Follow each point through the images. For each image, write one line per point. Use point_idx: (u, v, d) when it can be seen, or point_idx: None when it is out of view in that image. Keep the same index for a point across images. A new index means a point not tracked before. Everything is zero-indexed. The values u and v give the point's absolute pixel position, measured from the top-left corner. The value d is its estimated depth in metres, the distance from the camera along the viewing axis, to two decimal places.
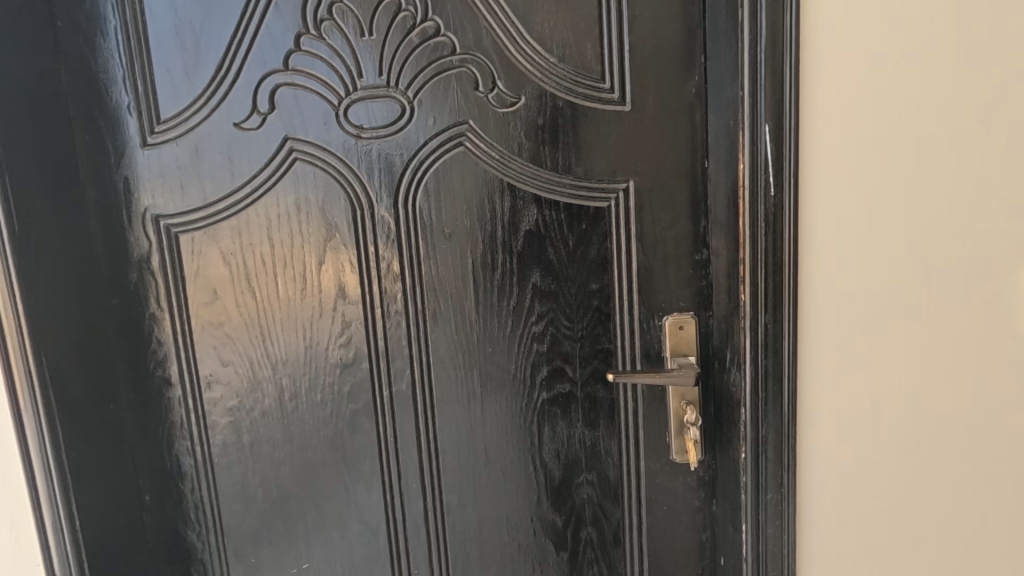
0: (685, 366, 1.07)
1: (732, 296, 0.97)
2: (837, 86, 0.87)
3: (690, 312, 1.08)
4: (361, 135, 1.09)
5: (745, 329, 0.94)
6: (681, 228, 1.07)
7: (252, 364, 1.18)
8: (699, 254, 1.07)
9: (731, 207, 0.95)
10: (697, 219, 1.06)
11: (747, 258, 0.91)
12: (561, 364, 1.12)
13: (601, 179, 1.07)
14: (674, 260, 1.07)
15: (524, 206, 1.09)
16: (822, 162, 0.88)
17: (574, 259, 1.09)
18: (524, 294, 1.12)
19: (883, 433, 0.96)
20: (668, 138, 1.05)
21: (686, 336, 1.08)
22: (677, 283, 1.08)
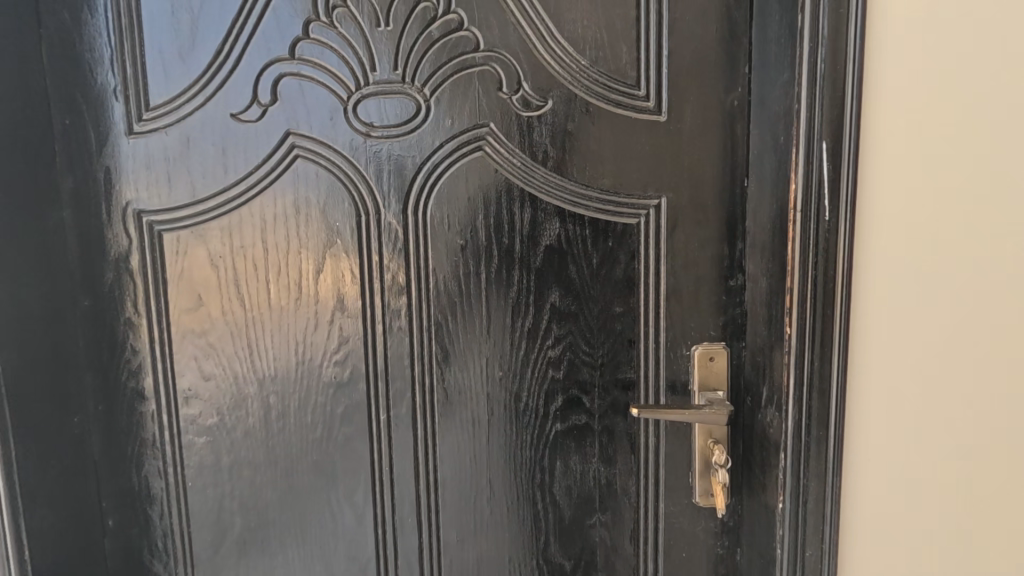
0: (716, 402, 0.98)
1: (774, 329, 0.89)
2: (904, 102, 0.79)
3: (722, 343, 0.99)
4: (371, 133, 1.00)
5: (788, 365, 0.85)
6: (716, 249, 0.98)
7: (236, 379, 1.07)
8: (734, 279, 0.98)
9: (778, 231, 0.87)
10: (734, 240, 0.97)
11: (795, 287, 0.83)
12: (578, 394, 1.03)
13: (632, 193, 0.98)
14: (705, 285, 0.99)
15: (546, 219, 1.00)
16: (877, 190, 0.81)
17: (597, 278, 1.01)
18: (541, 315, 1.02)
19: (942, 491, 0.85)
20: (705, 152, 0.97)
21: (717, 369, 0.99)
22: (708, 309, 0.99)
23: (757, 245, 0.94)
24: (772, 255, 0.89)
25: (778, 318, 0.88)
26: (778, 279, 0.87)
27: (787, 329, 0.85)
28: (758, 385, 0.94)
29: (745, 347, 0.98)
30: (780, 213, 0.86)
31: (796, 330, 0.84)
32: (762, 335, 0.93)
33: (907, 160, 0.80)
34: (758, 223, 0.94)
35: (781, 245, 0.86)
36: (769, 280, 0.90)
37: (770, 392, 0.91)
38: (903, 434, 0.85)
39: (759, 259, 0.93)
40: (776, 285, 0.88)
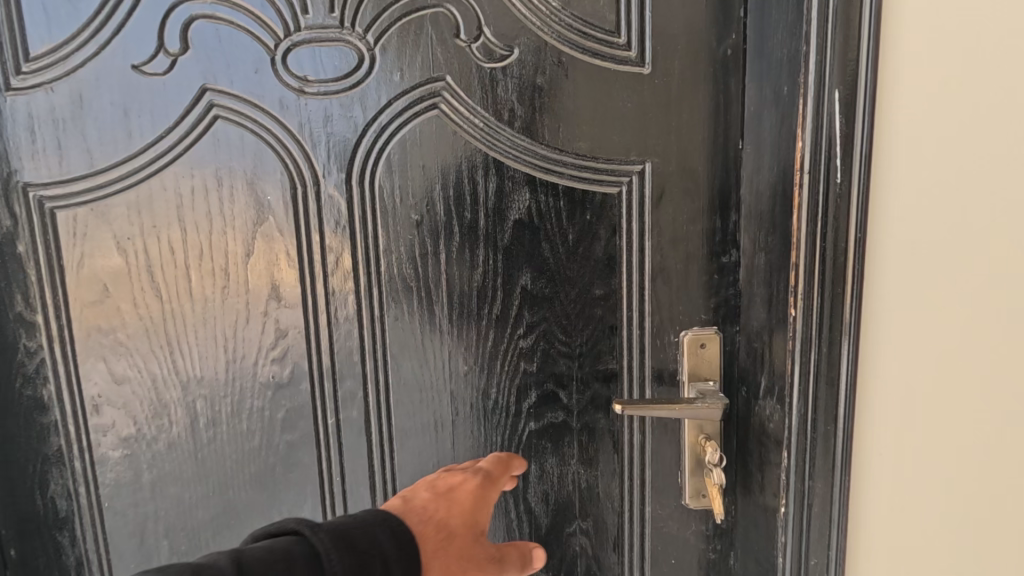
0: (709, 394, 0.87)
1: (775, 310, 0.78)
2: (948, 28, 0.63)
3: (715, 328, 0.88)
4: (305, 90, 0.84)
5: (793, 351, 0.75)
6: (708, 223, 0.86)
7: (155, 382, 0.91)
8: (728, 256, 0.87)
9: (780, 198, 0.76)
10: (727, 212, 0.86)
11: (802, 261, 0.73)
12: (554, 388, 0.91)
13: (612, 158, 0.86)
14: (695, 263, 0.87)
15: (514, 189, 0.87)
16: (896, 160, 0.68)
17: (574, 257, 0.88)
18: (511, 300, 0.89)
19: (994, 509, 0.69)
20: (695, 111, 0.84)
21: (709, 357, 0.88)
22: (698, 290, 0.88)
23: (753, 217, 0.82)
24: (772, 227, 0.78)
25: (781, 299, 0.77)
26: (780, 254, 0.76)
27: (792, 310, 0.75)
28: (756, 374, 0.84)
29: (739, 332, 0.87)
30: (784, 177, 0.75)
31: (801, 310, 0.74)
32: (760, 318, 0.82)
33: (940, 119, 0.65)
34: (754, 191, 0.82)
35: (784, 215, 0.75)
36: (768, 255, 0.79)
37: (770, 380, 0.80)
38: (925, 452, 0.72)
39: (756, 231, 0.82)
40: (777, 260, 0.77)
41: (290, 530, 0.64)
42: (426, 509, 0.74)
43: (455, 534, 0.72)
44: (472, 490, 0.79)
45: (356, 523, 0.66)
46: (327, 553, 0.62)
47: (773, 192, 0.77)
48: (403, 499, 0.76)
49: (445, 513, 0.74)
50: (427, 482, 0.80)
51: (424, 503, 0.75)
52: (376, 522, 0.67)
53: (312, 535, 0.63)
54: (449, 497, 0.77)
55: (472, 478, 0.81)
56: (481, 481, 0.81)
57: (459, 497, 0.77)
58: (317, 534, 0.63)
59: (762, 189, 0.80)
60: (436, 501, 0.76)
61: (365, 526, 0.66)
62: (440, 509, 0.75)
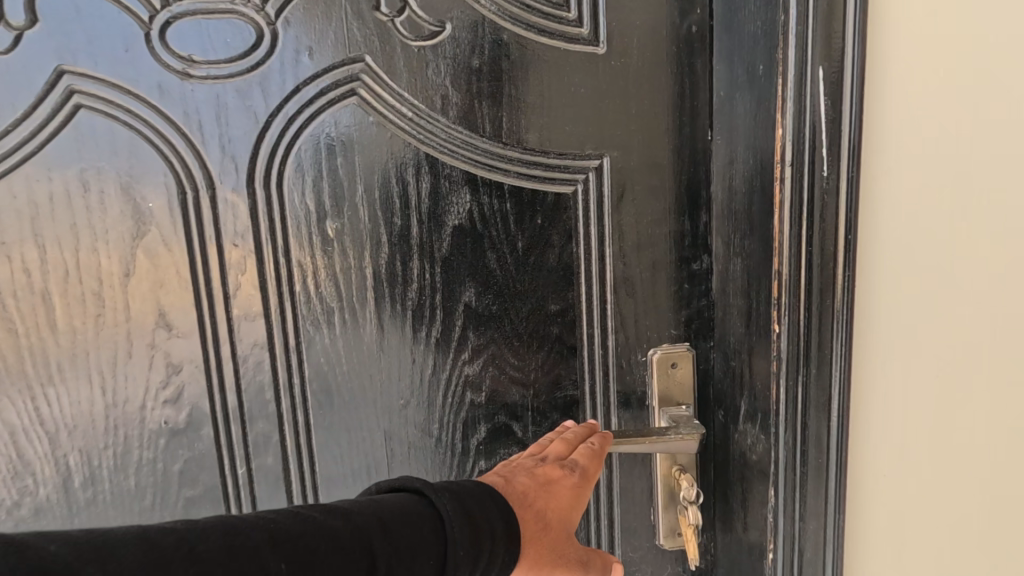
0: (682, 421, 0.76)
1: (754, 326, 0.67)
2: None
3: (686, 345, 0.77)
4: (190, 73, 0.69)
5: (776, 373, 0.65)
6: (675, 225, 0.75)
7: (14, 435, 0.74)
8: (698, 264, 0.76)
9: (756, 197, 0.65)
10: (696, 212, 0.75)
11: (784, 271, 0.62)
12: (506, 420, 0.78)
13: (565, 152, 0.74)
14: (661, 272, 0.76)
15: (451, 189, 0.74)
16: (901, 137, 0.57)
17: (525, 267, 0.76)
18: (453, 319, 0.76)
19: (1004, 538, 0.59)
20: (658, 97, 0.73)
21: (681, 378, 0.77)
22: (667, 302, 0.77)
23: (726, 219, 0.72)
24: (747, 230, 0.67)
25: (759, 313, 0.66)
26: (759, 260, 0.66)
27: (774, 325, 0.64)
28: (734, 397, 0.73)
29: (714, 349, 0.76)
30: (761, 172, 0.64)
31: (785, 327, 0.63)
32: (736, 334, 0.71)
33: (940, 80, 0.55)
34: (725, 189, 0.71)
35: (763, 215, 0.64)
36: (744, 263, 0.69)
37: (750, 405, 0.70)
38: (925, 472, 0.62)
39: (729, 235, 0.71)
40: (755, 268, 0.66)
41: (413, 487, 0.52)
42: (527, 496, 0.59)
43: (549, 534, 0.59)
44: (573, 492, 0.62)
45: (471, 492, 0.54)
46: (450, 522, 0.50)
47: (747, 190, 0.67)
48: (504, 479, 0.61)
49: (546, 507, 0.60)
50: (522, 464, 0.65)
51: (525, 489, 0.60)
52: (490, 501, 0.54)
53: (435, 498, 0.51)
54: (551, 489, 0.61)
55: (579, 477, 0.64)
56: (581, 479, 0.64)
57: (560, 492, 0.62)
58: (441, 499, 0.51)
59: (735, 187, 0.69)
60: (535, 491, 0.60)
61: (476, 497, 0.54)
62: (539, 502, 0.60)
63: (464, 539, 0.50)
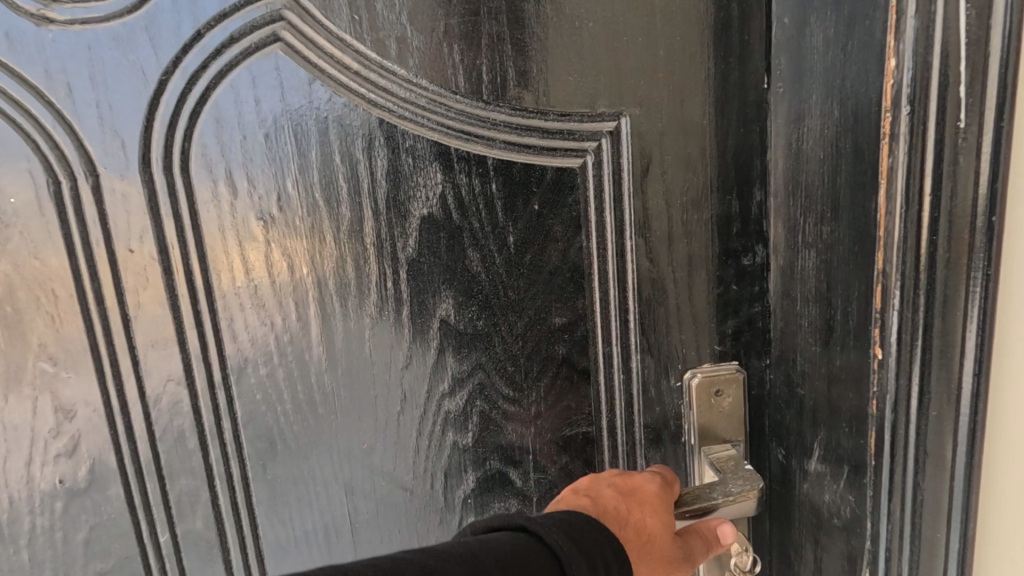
0: (729, 468, 0.57)
1: (839, 347, 0.48)
2: None
3: (735, 365, 0.59)
4: (49, 16, 0.50)
5: (875, 416, 0.45)
6: (718, 207, 0.56)
7: None
8: (749, 258, 0.57)
9: (844, 162, 0.45)
10: (747, 190, 0.56)
11: (904, 266, 0.41)
12: (501, 465, 0.61)
13: (568, 113, 0.55)
14: (700, 270, 0.58)
15: (416, 168, 0.55)
16: None
17: (519, 270, 0.57)
18: (428, 340, 0.58)
19: None
20: (695, 30, 0.53)
21: (726, 408, 0.59)
22: (708, 310, 0.58)
23: (791, 196, 0.52)
24: (830, 211, 0.47)
25: (848, 328, 0.47)
26: (853, 253, 0.45)
27: (876, 348, 0.44)
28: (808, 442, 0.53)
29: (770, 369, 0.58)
30: (860, 122, 0.43)
31: (893, 350, 0.42)
32: (812, 355, 0.51)
33: None
34: (788, 155, 0.52)
35: (858, 188, 0.44)
36: (826, 257, 0.48)
37: (830, 453, 0.51)
38: None
39: (798, 219, 0.51)
40: (844, 265, 0.46)
41: (513, 524, 0.44)
42: (621, 513, 0.50)
43: (653, 548, 0.49)
44: (665, 498, 0.52)
45: (573, 523, 0.45)
46: (567, 559, 0.42)
47: (829, 153, 0.47)
48: (587, 499, 0.51)
49: (644, 518, 0.50)
50: (595, 481, 0.54)
51: (614, 504, 0.50)
52: (592, 530, 0.45)
53: (543, 532, 0.43)
54: (643, 499, 0.51)
55: (664, 480, 0.54)
56: (667, 484, 0.54)
57: (654, 504, 0.51)
58: (550, 533, 0.43)
59: (811, 151, 0.49)
60: (628, 508, 0.50)
61: (578, 525, 0.45)
62: (635, 515, 0.50)
63: None
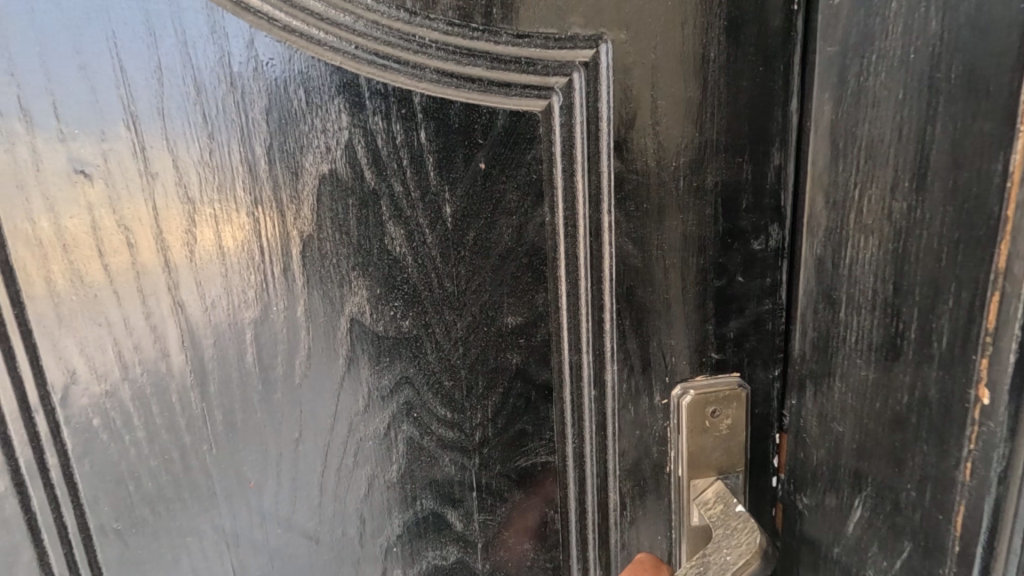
0: (717, 520, 0.45)
1: (907, 378, 0.36)
2: None
3: (736, 378, 0.46)
4: None
5: (969, 484, 0.34)
6: (726, 173, 0.42)
7: None
8: (760, 241, 0.44)
9: (943, 101, 0.32)
10: (763, 150, 0.42)
11: None
12: (437, 505, 0.47)
13: (526, 34, 0.39)
14: (699, 256, 0.44)
15: (310, 105, 0.38)
16: None
17: (458, 253, 0.42)
18: (334, 346, 0.43)
19: None
20: None
21: (722, 432, 0.47)
22: (706, 308, 0.45)
23: (841, 157, 0.39)
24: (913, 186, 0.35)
25: (929, 352, 0.35)
26: (950, 244, 0.33)
27: (983, 391, 0.32)
28: (851, 490, 0.41)
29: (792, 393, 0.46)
30: (982, 37, 0.30)
31: (1006, 393, 0.31)
32: (862, 383, 0.39)
33: None
34: (842, 100, 0.38)
35: (967, 139, 0.31)
36: (897, 249, 0.36)
37: (879, 517, 0.39)
38: None
39: (854, 189, 0.38)
40: (929, 257, 0.34)
41: None
42: None
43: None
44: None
45: None
46: None
47: (917, 91, 0.34)
48: None
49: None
50: None
51: None
52: None
53: None
54: None
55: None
56: None
57: None
58: None
59: (885, 90, 0.35)
60: None
61: None
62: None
63: None
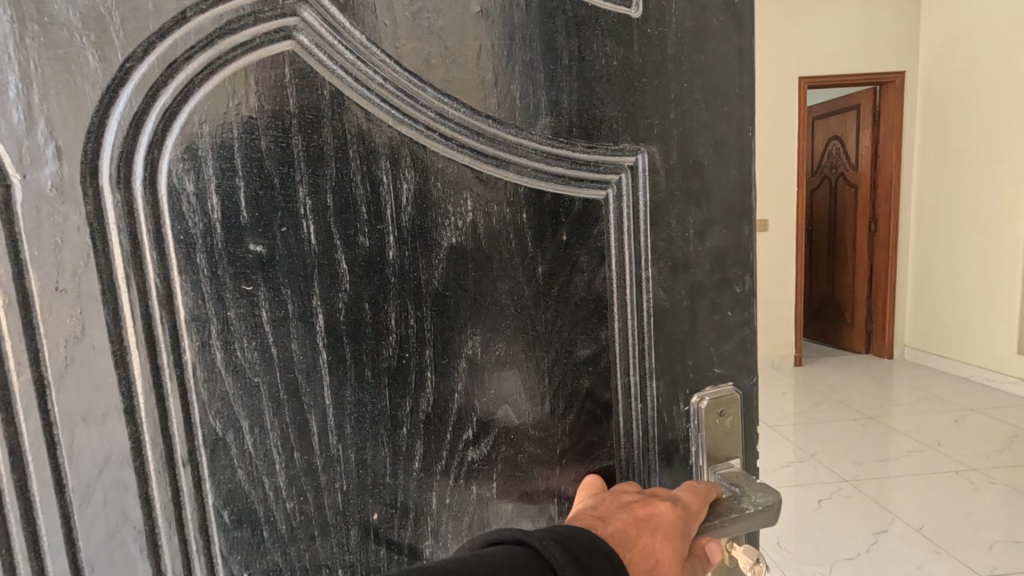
0: (742, 481, 0.61)
1: None
2: None
3: (732, 385, 0.63)
4: None
5: None
6: (718, 239, 0.61)
7: None
8: (739, 286, 0.63)
9: None
10: (739, 224, 0.61)
11: None
12: (527, 513, 0.57)
13: (594, 146, 0.55)
14: (704, 298, 0.61)
15: (446, 194, 0.50)
16: None
17: (546, 302, 0.55)
18: (453, 384, 0.52)
19: None
20: (704, 81, 0.57)
21: (731, 427, 0.63)
22: (711, 336, 0.62)
23: None
24: None
25: None
26: None
27: None
28: None
29: None
30: None
31: None
32: None
33: None
34: None
35: None
36: None
37: None
38: None
39: None
40: None
41: (514, 537, 0.44)
42: (629, 535, 0.50)
43: (661, 569, 0.49)
44: (679, 530, 0.52)
45: (579, 542, 0.45)
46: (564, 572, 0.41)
47: None
48: (600, 518, 0.51)
49: (653, 544, 0.50)
50: (615, 501, 0.54)
51: (626, 526, 0.50)
52: (610, 565, 0.44)
53: (542, 546, 0.43)
54: (654, 525, 0.51)
55: (682, 508, 0.54)
56: (684, 514, 0.53)
57: (663, 527, 0.51)
58: (550, 547, 0.42)
59: None
60: (637, 527, 0.50)
61: (584, 540, 0.45)
62: (644, 538, 0.50)
63: None
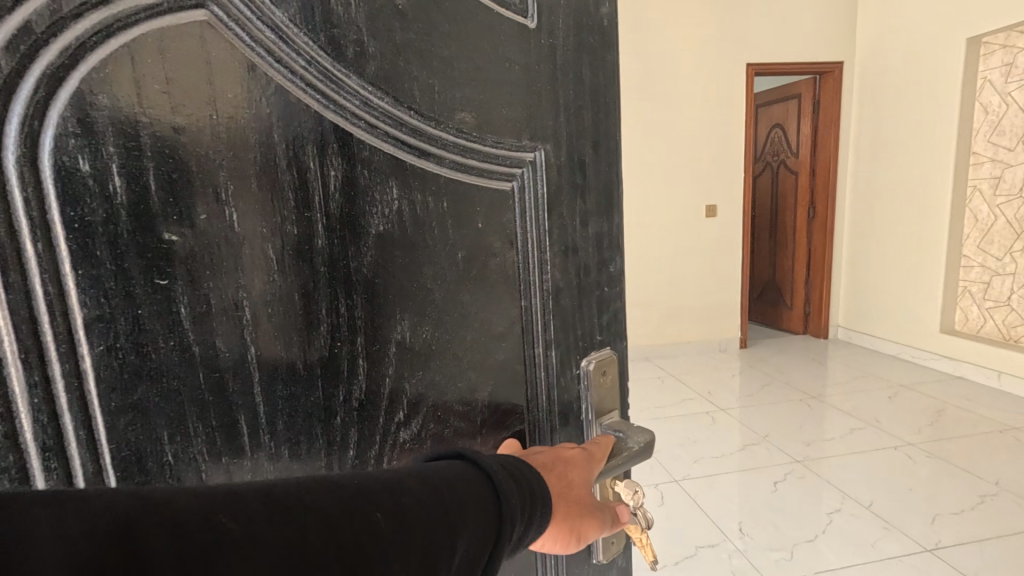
0: (623, 425, 0.67)
1: None
2: None
3: (609, 347, 0.69)
4: None
5: None
6: (597, 225, 0.65)
7: None
8: (613, 265, 0.67)
9: None
10: (612, 212, 0.66)
11: None
12: None
13: (501, 141, 0.56)
14: (588, 278, 0.65)
15: (370, 183, 0.48)
16: None
17: (467, 286, 0.56)
18: (385, 371, 0.51)
19: None
20: (583, 83, 0.60)
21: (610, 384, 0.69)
22: (595, 315, 0.66)
23: None
24: None
25: None
26: None
27: None
28: None
29: None
30: None
31: None
32: None
33: None
34: None
35: None
36: None
37: None
38: None
39: None
40: None
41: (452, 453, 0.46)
42: (546, 464, 0.52)
43: (573, 491, 0.52)
44: (589, 465, 0.55)
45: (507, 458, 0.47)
46: (497, 475, 0.44)
47: None
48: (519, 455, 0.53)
49: (568, 470, 0.53)
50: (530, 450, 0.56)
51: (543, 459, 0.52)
52: (532, 471, 0.47)
53: (477, 456, 0.45)
54: (569, 459, 0.54)
55: (588, 451, 0.57)
56: (591, 455, 0.57)
57: (575, 461, 0.54)
58: (484, 456, 0.45)
59: None
60: (554, 459, 0.53)
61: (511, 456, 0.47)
62: (559, 467, 0.52)
63: (512, 494, 0.44)
